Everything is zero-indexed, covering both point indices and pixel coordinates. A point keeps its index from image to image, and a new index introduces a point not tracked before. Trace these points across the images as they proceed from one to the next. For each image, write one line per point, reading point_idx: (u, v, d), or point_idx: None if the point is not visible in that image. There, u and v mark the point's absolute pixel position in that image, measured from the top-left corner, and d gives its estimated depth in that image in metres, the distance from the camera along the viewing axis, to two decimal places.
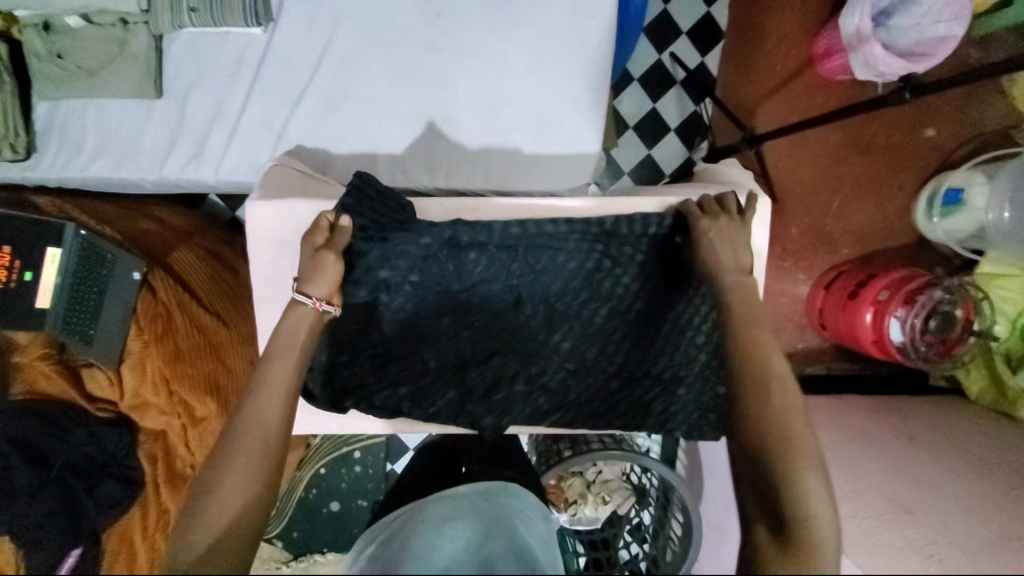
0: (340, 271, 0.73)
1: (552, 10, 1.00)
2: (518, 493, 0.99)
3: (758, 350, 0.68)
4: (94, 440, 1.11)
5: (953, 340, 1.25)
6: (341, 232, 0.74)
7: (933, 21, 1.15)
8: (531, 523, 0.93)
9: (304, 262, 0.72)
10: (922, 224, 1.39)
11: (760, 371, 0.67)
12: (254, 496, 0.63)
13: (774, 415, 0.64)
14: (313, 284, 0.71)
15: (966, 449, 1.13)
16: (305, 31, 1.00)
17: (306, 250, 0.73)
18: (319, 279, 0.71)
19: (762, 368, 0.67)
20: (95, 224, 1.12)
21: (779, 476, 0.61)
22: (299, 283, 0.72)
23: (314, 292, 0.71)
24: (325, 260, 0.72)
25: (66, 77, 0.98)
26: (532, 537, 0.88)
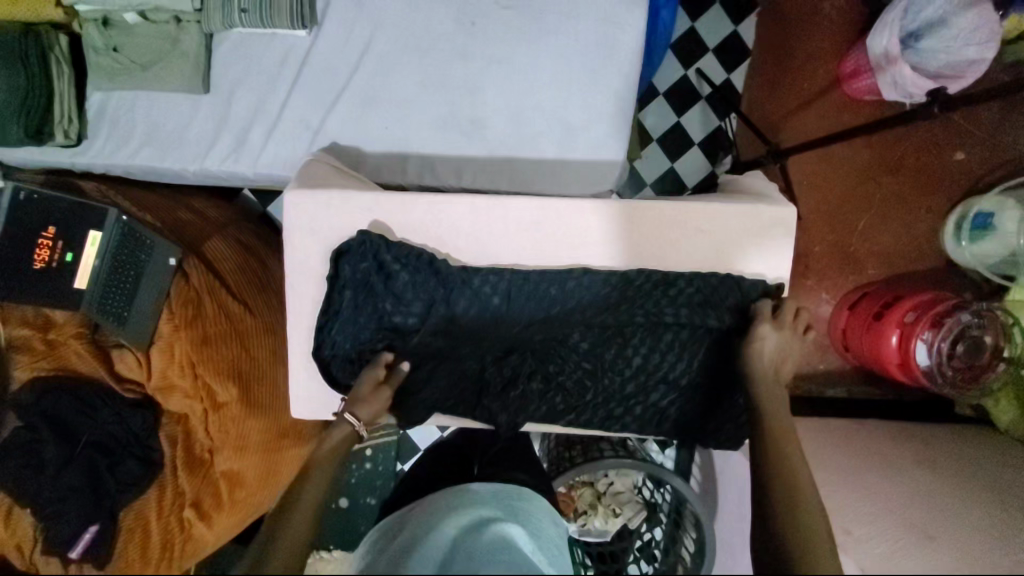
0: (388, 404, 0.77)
1: (584, 21, 1.02)
2: (530, 498, 0.97)
3: (775, 407, 0.73)
4: (118, 420, 1.16)
5: (980, 367, 1.21)
6: (395, 375, 0.79)
7: (964, 44, 1.16)
8: (541, 528, 0.92)
9: (357, 389, 0.77)
10: (950, 249, 1.37)
11: (770, 429, 0.71)
12: None
13: (783, 469, 0.68)
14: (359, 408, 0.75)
15: (992, 478, 1.08)
16: (344, 35, 1.04)
17: (365, 379, 0.77)
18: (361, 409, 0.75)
19: (778, 425, 0.71)
20: (136, 210, 1.18)
21: (796, 526, 0.64)
22: (348, 404, 0.75)
23: (361, 416, 0.75)
24: (377, 394, 0.76)
25: (119, 69, 1.03)
26: (539, 544, 0.88)
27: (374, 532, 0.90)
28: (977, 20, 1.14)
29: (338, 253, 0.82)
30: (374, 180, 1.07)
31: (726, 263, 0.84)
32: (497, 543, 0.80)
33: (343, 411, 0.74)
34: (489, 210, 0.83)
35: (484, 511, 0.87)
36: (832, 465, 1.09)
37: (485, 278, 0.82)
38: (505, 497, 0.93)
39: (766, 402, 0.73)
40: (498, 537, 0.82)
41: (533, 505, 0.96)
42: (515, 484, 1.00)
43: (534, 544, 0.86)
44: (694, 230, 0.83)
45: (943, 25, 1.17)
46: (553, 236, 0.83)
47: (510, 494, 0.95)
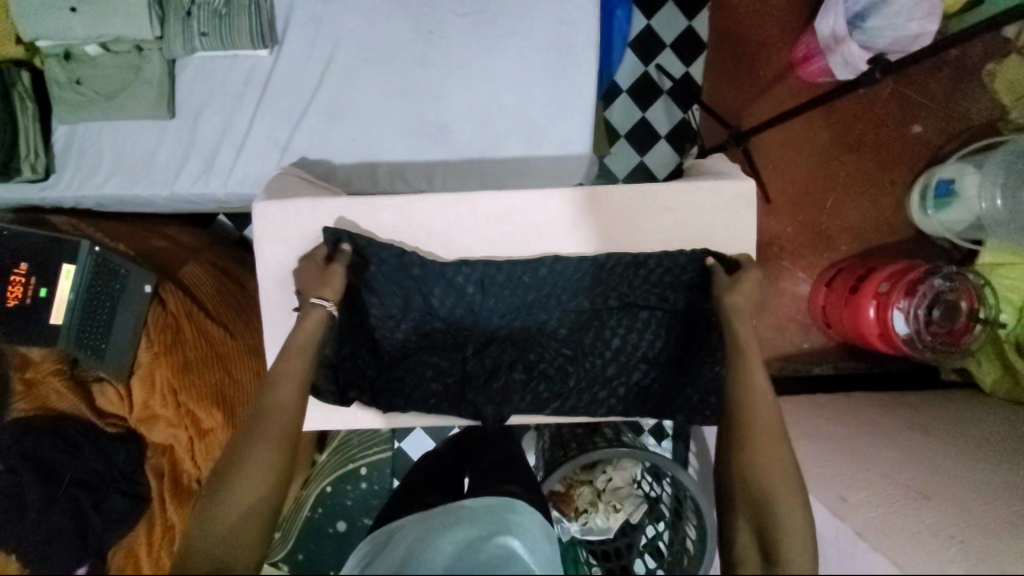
0: (343, 279, 0.78)
1: (539, 23, 1.04)
2: (525, 510, 0.90)
3: (757, 392, 0.72)
4: (102, 455, 1.13)
5: (960, 330, 1.23)
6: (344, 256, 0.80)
7: (906, 19, 1.20)
8: (535, 539, 0.85)
9: (308, 280, 0.78)
10: (917, 218, 1.40)
11: (748, 423, 0.72)
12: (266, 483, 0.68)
13: (754, 462, 0.70)
14: (324, 290, 0.77)
15: (980, 441, 1.09)
16: (306, 52, 1.06)
17: (313, 268, 0.79)
18: (323, 290, 0.77)
19: (757, 417, 0.71)
20: (110, 241, 1.16)
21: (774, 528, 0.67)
22: (309, 292, 0.77)
23: (327, 296, 0.77)
24: (329, 274, 0.78)
25: (83, 101, 1.04)
26: (535, 558, 0.81)
27: (365, 544, 0.89)
28: None
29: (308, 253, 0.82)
30: (345, 191, 1.08)
31: (694, 239, 0.85)
32: (492, 562, 0.76)
33: (308, 297, 0.77)
34: (459, 205, 0.84)
35: (478, 527, 0.83)
36: (822, 434, 1.07)
37: (459, 274, 0.83)
38: (500, 511, 0.88)
39: (746, 394, 0.73)
40: (493, 555, 0.78)
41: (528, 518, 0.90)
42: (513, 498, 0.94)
43: (530, 556, 0.80)
44: (661, 211, 0.84)
45: (885, 4, 1.21)
46: (523, 226, 0.85)
47: (504, 507, 0.90)
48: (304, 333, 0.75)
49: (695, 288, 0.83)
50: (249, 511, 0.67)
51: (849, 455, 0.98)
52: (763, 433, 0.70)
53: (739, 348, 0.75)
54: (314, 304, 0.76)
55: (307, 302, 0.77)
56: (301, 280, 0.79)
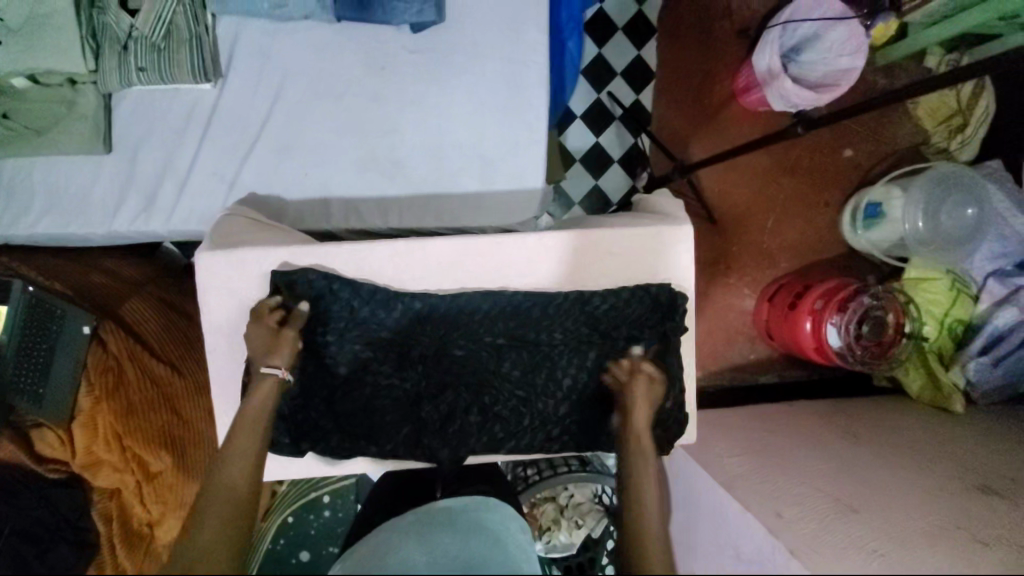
0: (297, 343, 0.79)
1: (489, 59, 1.06)
2: (495, 508, 0.90)
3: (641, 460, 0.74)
4: (45, 503, 1.09)
5: (887, 343, 1.33)
6: (295, 317, 0.79)
7: (837, 55, 1.28)
8: (509, 535, 0.85)
9: (258, 343, 0.78)
10: (848, 235, 1.50)
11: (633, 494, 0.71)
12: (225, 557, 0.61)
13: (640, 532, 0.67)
14: (276, 356, 0.77)
15: (903, 446, 1.19)
16: (253, 85, 1.04)
17: (262, 328, 0.78)
18: (275, 357, 0.77)
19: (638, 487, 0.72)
20: (46, 280, 1.12)
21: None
22: (260, 359, 0.77)
23: (278, 363, 0.77)
24: (280, 340, 0.77)
25: (13, 138, 0.99)
26: (506, 548, 0.80)
27: None
28: (844, 34, 1.26)
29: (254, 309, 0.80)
30: (298, 228, 1.05)
31: (638, 280, 0.89)
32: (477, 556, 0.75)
33: (259, 365, 0.77)
34: (413, 252, 0.85)
35: (457, 529, 0.82)
36: (762, 450, 1.11)
37: (413, 321, 0.85)
38: (469, 510, 0.88)
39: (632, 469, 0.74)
40: (479, 549, 0.77)
41: (503, 515, 0.90)
42: (489, 497, 0.97)
43: (501, 549, 0.80)
44: (606, 255, 0.88)
45: (817, 39, 1.29)
46: (475, 271, 0.87)
47: (478, 506, 0.90)
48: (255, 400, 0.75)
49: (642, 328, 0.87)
50: None
51: (788, 470, 1.03)
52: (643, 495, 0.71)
53: (635, 420, 0.78)
54: (265, 373, 0.77)
55: (258, 370, 0.77)
56: (251, 341, 0.78)
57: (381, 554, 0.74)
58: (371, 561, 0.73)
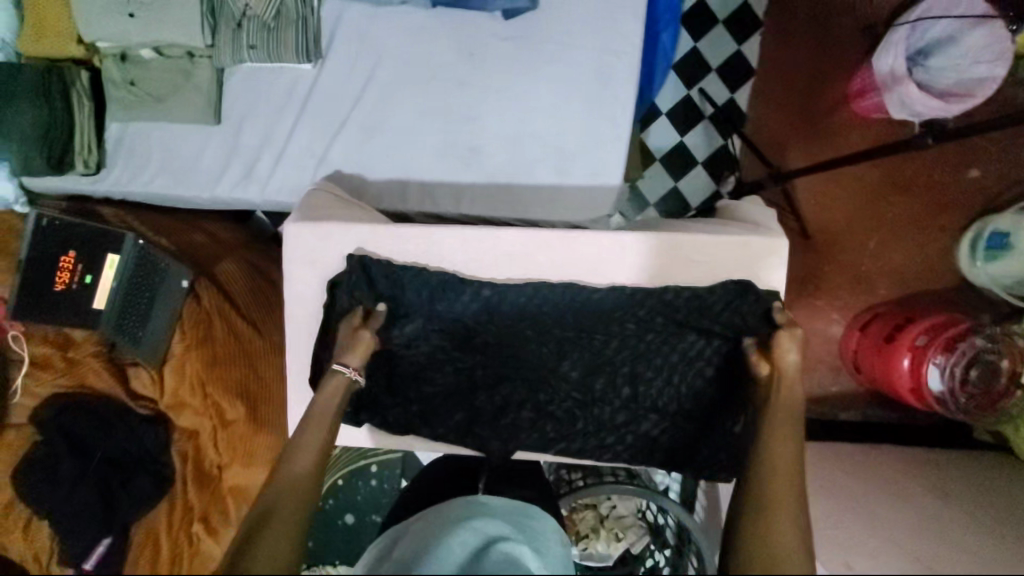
0: (371, 346, 0.80)
1: (579, 49, 1.03)
2: (539, 516, 0.89)
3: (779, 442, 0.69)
4: (133, 436, 1.19)
5: (997, 393, 1.17)
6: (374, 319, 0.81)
7: (974, 61, 1.13)
8: (548, 546, 0.84)
9: (339, 339, 0.81)
10: (966, 266, 1.33)
11: (770, 466, 0.68)
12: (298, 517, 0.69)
13: (770, 526, 0.64)
14: (348, 355, 0.79)
15: (1001, 509, 1.06)
16: (349, 66, 1.07)
17: (344, 327, 0.81)
18: (347, 357, 0.79)
19: (778, 460, 0.68)
20: (152, 234, 1.22)
21: None
22: (335, 356, 0.80)
23: (350, 361, 0.79)
24: (356, 340, 0.80)
25: (136, 102, 1.08)
26: (544, 563, 0.79)
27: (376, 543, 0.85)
28: (986, 38, 1.11)
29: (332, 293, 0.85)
30: (375, 207, 1.08)
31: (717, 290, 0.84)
32: (501, 564, 0.73)
33: (333, 360, 0.79)
34: (485, 240, 0.85)
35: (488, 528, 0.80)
36: (837, 490, 1.04)
37: (476, 308, 0.84)
38: (516, 514, 0.87)
39: (771, 437, 0.70)
40: (501, 556, 0.74)
41: (541, 524, 0.88)
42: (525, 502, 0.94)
43: (540, 561, 0.78)
44: (683, 261, 0.84)
45: (952, 43, 1.15)
46: (545, 264, 0.85)
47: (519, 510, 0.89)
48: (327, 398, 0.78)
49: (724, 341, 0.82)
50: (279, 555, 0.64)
51: (861, 519, 0.93)
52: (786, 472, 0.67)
53: (784, 393, 0.73)
54: (336, 369, 0.79)
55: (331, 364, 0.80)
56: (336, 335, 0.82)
57: (419, 545, 0.76)
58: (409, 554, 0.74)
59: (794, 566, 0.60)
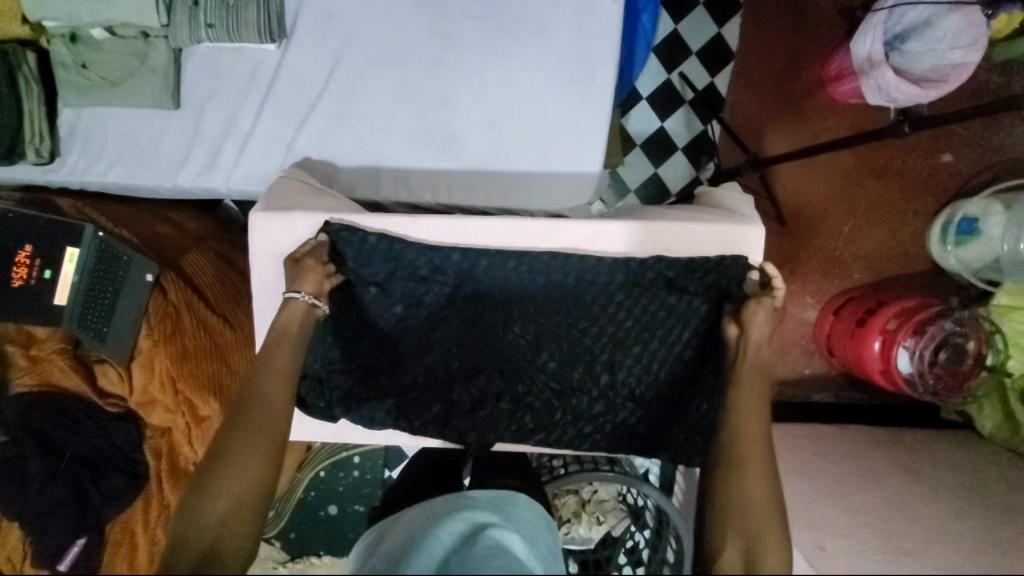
0: (323, 272, 0.79)
1: (556, 32, 1.00)
2: (527, 504, 0.91)
3: (748, 404, 0.71)
4: (102, 433, 1.17)
5: (964, 373, 1.21)
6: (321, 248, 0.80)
7: (949, 46, 1.13)
8: (537, 535, 0.84)
9: (287, 276, 0.79)
10: (935, 251, 1.36)
11: (736, 436, 0.70)
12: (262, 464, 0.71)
13: (738, 493, 0.67)
14: (300, 283, 0.78)
15: (968, 486, 1.10)
16: (316, 47, 1.03)
17: (292, 263, 0.80)
18: (298, 284, 0.78)
19: (743, 428, 0.70)
20: (113, 226, 1.17)
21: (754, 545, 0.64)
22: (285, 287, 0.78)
23: (301, 289, 0.77)
24: (304, 269, 0.78)
25: (89, 86, 1.02)
26: (535, 550, 0.80)
27: (365, 538, 0.87)
28: (961, 23, 1.11)
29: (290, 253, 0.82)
30: (347, 196, 1.04)
31: None
32: (490, 550, 0.73)
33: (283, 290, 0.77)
34: (459, 228, 0.82)
35: (475, 516, 0.81)
36: (808, 470, 1.09)
37: (452, 300, 0.83)
38: (503, 503, 0.88)
39: (737, 408, 0.71)
40: (491, 544, 0.75)
41: (525, 510, 0.89)
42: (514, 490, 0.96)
43: (528, 548, 0.79)
44: (661, 250, 0.82)
45: (927, 28, 1.14)
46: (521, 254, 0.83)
47: (506, 499, 0.90)
48: (279, 326, 0.77)
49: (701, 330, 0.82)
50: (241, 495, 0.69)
51: (836, 504, 0.96)
52: (750, 436, 0.70)
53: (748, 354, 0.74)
54: (289, 297, 0.77)
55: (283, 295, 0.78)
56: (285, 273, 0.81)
57: (405, 537, 0.77)
58: (394, 550, 0.75)
59: (762, 521, 0.65)
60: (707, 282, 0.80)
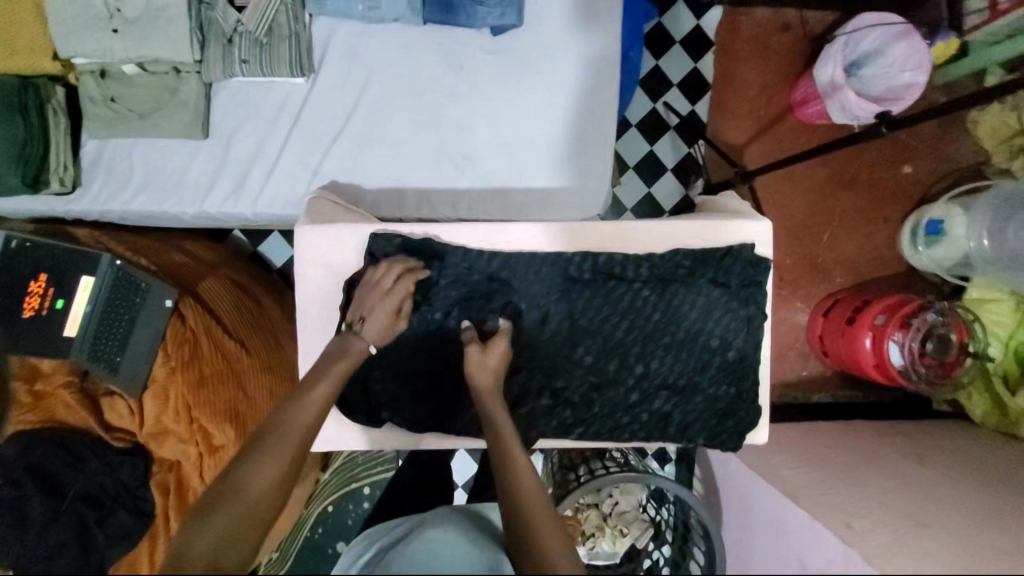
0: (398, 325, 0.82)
1: (562, 62, 1.10)
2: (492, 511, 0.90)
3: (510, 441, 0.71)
4: (109, 469, 1.12)
5: (951, 362, 1.28)
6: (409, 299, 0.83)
7: (899, 70, 1.28)
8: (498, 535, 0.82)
9: (381, 312, 0.80)
10: (908, 252, 1.47)
11: (527, 515, 0.64)
12: (280, 461, 0.64)
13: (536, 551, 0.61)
14: (382, 331, 0.80)
15: (968, 464, 1.17)
16: (342, 79, 1.10)
17: (393, 301, 0.80)
18: (382, 334, 0.80)
19: (520, 491, 0.67)
20: (129, 253, 1.17)
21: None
22: (374, 325, 0.79)
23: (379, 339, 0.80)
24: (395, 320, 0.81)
25: (117, 119, 1.06)
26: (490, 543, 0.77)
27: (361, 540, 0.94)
28: (908, 49, 1.26)
29: (386, 275, 0.82)
30: (373, 215, 1.10)
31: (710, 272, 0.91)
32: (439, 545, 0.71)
33: (372, 332, 0.79)
34: (491, 235, 0.88)
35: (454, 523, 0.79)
36: (819, 462, 1.13)
37: (488, 303, 0.86)
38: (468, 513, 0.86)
39: (516, 489, 0.67)
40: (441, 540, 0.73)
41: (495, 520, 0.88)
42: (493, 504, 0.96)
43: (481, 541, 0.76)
44: (680, 245, 0.89)
45: (879, 55, 1.30)
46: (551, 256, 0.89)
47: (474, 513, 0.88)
48: (341, 367, 0.76)
49: (725, 319, 0.86)
50: (254, 491, 0.62)
51: (853, 487, 1.01)
52: (530, 496, 0.66)
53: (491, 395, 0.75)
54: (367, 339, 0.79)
55: (367, 333, 0.79)
56: (378, 300, 0.80)
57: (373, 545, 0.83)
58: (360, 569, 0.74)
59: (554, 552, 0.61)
60: (726, 273, 0.86)
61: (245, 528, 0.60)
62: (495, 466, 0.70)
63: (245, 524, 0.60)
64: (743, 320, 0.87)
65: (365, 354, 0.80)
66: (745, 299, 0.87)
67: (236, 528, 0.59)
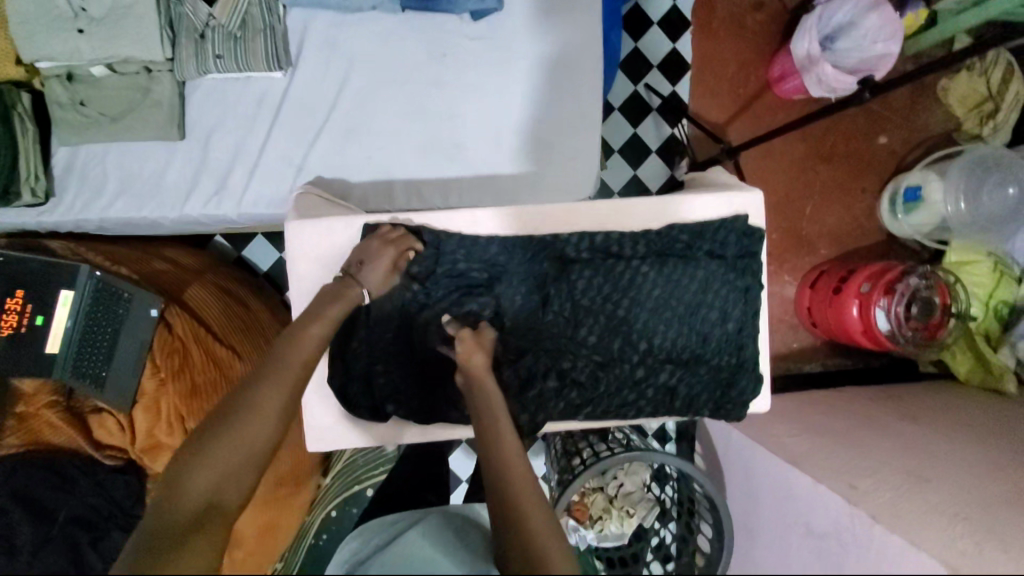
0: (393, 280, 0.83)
1: (545, 44, 1.09)
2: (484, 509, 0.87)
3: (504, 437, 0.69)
4: (100, 489, 1.07)
5: (935, 324, 1.32)
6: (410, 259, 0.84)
7: (872, 41, 1.31)
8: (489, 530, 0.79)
9: (378, 259, 0.81)
10: (888, 221, 1.51)
11: (523, 512, 0.61)
12: (273, 403, 0.66)
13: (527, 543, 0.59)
14: (374, 280, 0.81)
15: (959, 420, 1.21)
16: (322, 72, 1.07)
17: (391, 253, 0.82)
18: (375, 281, 0.81)
19: (515, 486, 0.64)
20: (109, 264, 1.14)
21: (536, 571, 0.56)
22: (369, 271, 0.81)
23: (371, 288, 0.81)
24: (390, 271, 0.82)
25: (89, 124, 1.02)
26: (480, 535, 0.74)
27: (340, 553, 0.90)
28: (879, 20, 1.29)
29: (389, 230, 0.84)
30: (362, 209, 1.08)
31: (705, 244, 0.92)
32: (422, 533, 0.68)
33: (365, 276, 0.80)
34: (487, 220, 0.87)
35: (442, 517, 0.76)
36: (818, 428, 1.16)
37: (488, 288, 0.85)
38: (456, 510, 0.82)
39: (507, 483, 0.65)
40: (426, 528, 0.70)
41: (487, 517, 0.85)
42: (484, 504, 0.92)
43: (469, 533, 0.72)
44: (676, 220, 0.89)
45: (852, 28, 1.33)
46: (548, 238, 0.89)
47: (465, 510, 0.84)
48: (336, 309, 0.77)
49: (724, 289, 0.87)
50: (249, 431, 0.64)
51: (853, 450, 1.03)
52: (523, 490, 0.64)
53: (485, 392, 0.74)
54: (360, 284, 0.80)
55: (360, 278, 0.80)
56: (377, 248, 0.82)
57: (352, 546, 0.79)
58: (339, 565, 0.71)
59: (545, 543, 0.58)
60: (721, 244, 0.88)
61: (244, 465, 0.62)
62: (484, 464, 0.68)
63: (242, 461, 0.62)
64: (741, 290, 0.88)
65: (358, 300, 0.80)
66: (741, 269, 0.88)
67: (234, 465, 0.62)
